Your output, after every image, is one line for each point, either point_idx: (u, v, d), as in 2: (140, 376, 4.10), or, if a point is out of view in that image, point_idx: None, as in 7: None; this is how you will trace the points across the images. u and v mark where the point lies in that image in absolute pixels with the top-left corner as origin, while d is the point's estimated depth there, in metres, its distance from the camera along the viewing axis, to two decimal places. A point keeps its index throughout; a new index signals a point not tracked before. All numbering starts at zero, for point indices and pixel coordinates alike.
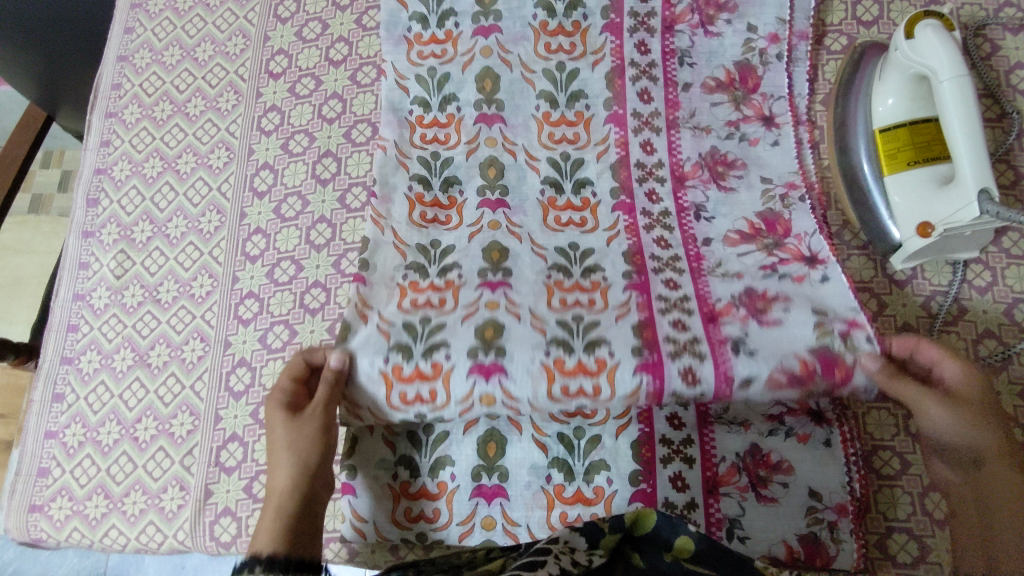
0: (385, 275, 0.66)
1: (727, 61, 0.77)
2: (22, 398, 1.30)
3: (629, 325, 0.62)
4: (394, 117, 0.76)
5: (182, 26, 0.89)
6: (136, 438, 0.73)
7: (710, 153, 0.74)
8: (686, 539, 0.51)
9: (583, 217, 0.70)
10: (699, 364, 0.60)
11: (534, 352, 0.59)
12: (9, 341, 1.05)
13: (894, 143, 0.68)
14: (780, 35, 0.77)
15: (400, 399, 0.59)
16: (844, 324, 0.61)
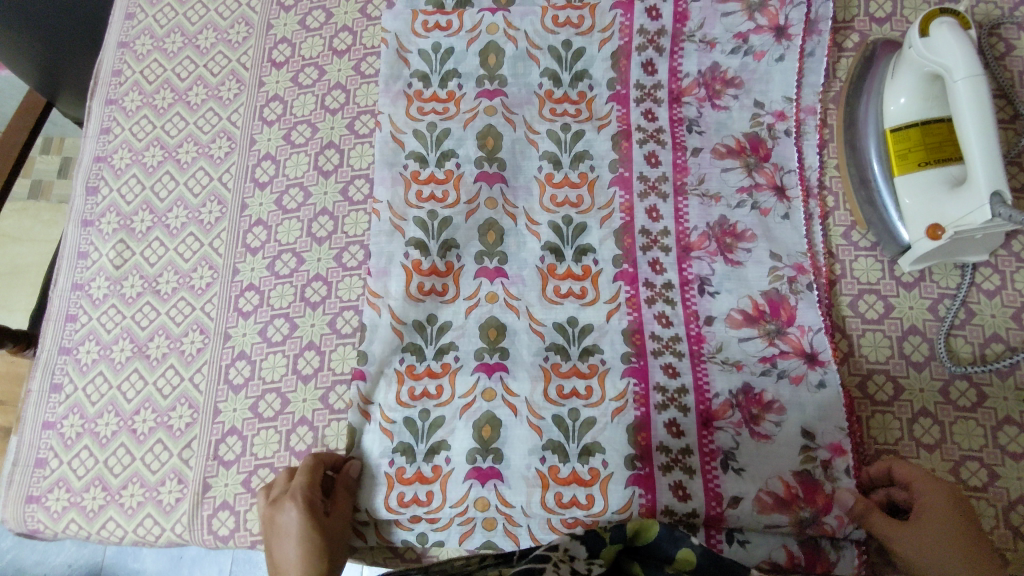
0: (382, 361, 0.69)
1: (736, 62, 0.77)
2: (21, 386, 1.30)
3: (624, 425, 0.66)
4: (390, 171, 0.75)
5: (184, 13, 0.87)
6: (135, 430, 0.72)
7: (719, 222, 0.72)
8: (687, 552, 0.51)
9: (583, 288, 0.71)
10: (690, 479, 0.64)
11: (530, 459, 0.66)
12: (6, 329, 1.05)
13: (905, 143, 0.67)
14: (788, 112, 0.75)
15: (398, 499, 0.65)
16: (829, 451, 0.64)
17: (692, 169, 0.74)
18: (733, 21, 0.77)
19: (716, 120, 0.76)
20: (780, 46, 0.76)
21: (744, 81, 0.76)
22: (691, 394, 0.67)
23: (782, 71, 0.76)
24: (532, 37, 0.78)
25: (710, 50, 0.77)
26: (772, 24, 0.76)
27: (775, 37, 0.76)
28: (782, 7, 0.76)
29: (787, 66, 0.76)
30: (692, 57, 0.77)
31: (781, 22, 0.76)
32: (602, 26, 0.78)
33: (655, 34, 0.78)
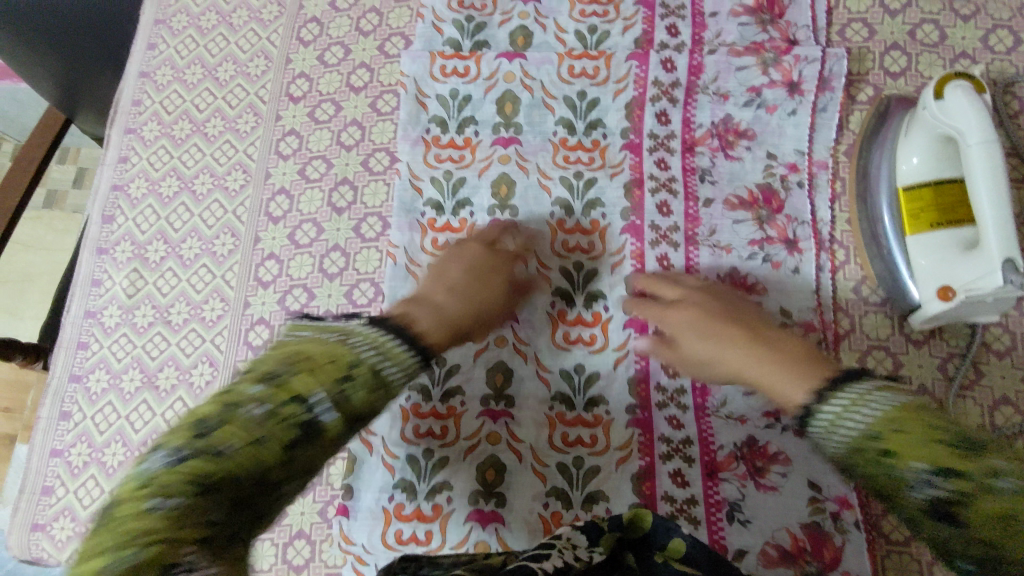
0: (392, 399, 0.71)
1: (749, 116, 0.77)
2: (28, 393, 1.31)
3: (628, 474, 0.68)
4: (405, 215, 0.76)
5: (205, 45, 0.89)
6: (141, 461, 0.73)
7: (729, 273, 0.73)
8: (680, 542, 0.46)
9: (592, 334, 0.73)
10: (694, 530, 0.65)
11: (533, 504, 0.68)
12: (17, 340, 1.05)
13: (918, 203, 0.67)
14: (801, 164, 0.76)
15: (395, 538, 0.67)
16: (835, 503, 0.65)
17: (704, 219, 0.75)
18: (746, 75, 0.78)
19: (728, 170, 0.76)
20: (792, 100, 0.77)
21: (756, 133, 0.77)
22: (696, 445, 0.68)
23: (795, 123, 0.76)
24: (548, 87, 0.80)
25: (723, 102, 0.78)
26: (786, 79, 0.77)
27: (788, 92, 0.77)
28: (798, 62, 0.77)
29: (801, 120, 0.77)
30: (705, 109, 0.78)
31: (795, 78, 0.77)
32: (617, 76, 0.79)
33: (668, 86, 0.79)
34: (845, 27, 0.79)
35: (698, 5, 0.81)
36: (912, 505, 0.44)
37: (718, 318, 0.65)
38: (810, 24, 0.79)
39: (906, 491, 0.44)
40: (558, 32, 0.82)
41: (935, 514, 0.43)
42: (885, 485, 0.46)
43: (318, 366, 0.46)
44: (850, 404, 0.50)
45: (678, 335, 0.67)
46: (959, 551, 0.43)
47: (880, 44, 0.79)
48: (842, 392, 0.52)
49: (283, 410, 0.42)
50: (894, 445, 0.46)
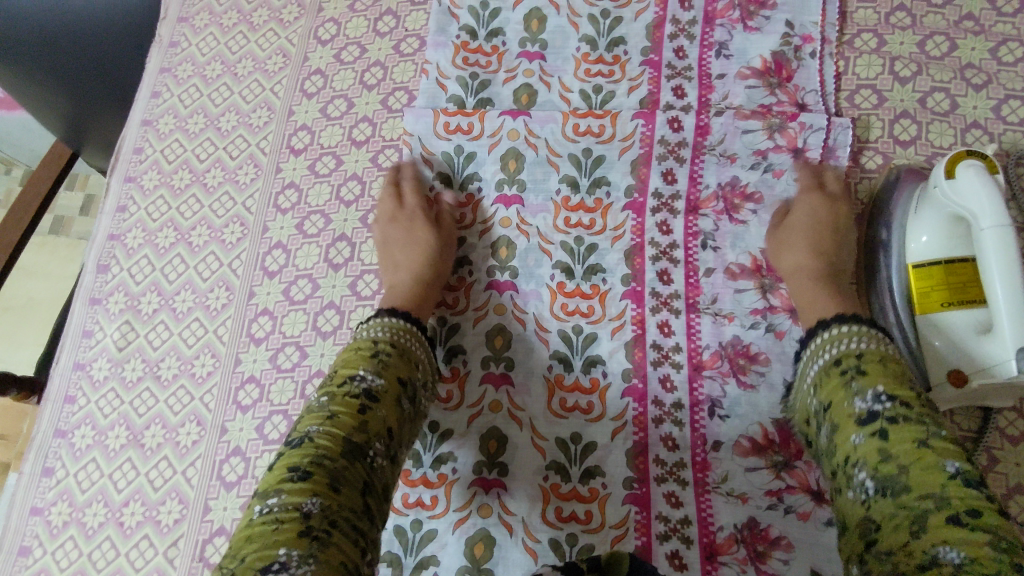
0: None
1: (756, 178, 0.76)
2: (23, 424, 1.29)
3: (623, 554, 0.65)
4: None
5: (208, 94, 0.88)
6: (122, 523, 0.71)
7: (732, 342, 0.71)
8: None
9: (590, 401, 0.71)
10: None
11: None
12: (12, 377, 1.04)
13: (928, 281, 0.65)
14: None
15: None
16: None
17: (705, 288, 0.73)
18: (752, 139, 0.76)
19: (732, 234, 0.75)
20: (798, 166, 0.75)
21: (763, 197, 0.75)
22: (695, 526, 0.66)
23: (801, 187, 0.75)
24: (552, 146, 0.78)
25: (729, 164, 0.76)
26: (791, 145, 0.76)
27: (794, 158, 0.75)
28: (803, 130, 0.76)
29: None
30: (712, 171, 0.76)
31: (800, 144, 0.76)
32: (622, 135, 0.78)
33: (674, 146, 0.77)
34: (855, 93, 0.78)
35: (705, 67, 0.80)
36: (849, 412, 0.55)
37: (829, 232, 0.71)
38: (818, 89, 0.78)
39: (850, 404, 0.55)
40: (562, 91, 0.81)
41: (865, 428, 0.53)
42: (841, 420, 0.55)
43: (336, 381, 0.57)
44: (835, 339, 0.60)
45: (780, 246, 0.72)
46: (874, 468, 0.51)
47: (890, 111, 0.77)
48: (835, 327, 0.61)
49: (325, 419, 0.54)
50: (868, 366, 0.56)
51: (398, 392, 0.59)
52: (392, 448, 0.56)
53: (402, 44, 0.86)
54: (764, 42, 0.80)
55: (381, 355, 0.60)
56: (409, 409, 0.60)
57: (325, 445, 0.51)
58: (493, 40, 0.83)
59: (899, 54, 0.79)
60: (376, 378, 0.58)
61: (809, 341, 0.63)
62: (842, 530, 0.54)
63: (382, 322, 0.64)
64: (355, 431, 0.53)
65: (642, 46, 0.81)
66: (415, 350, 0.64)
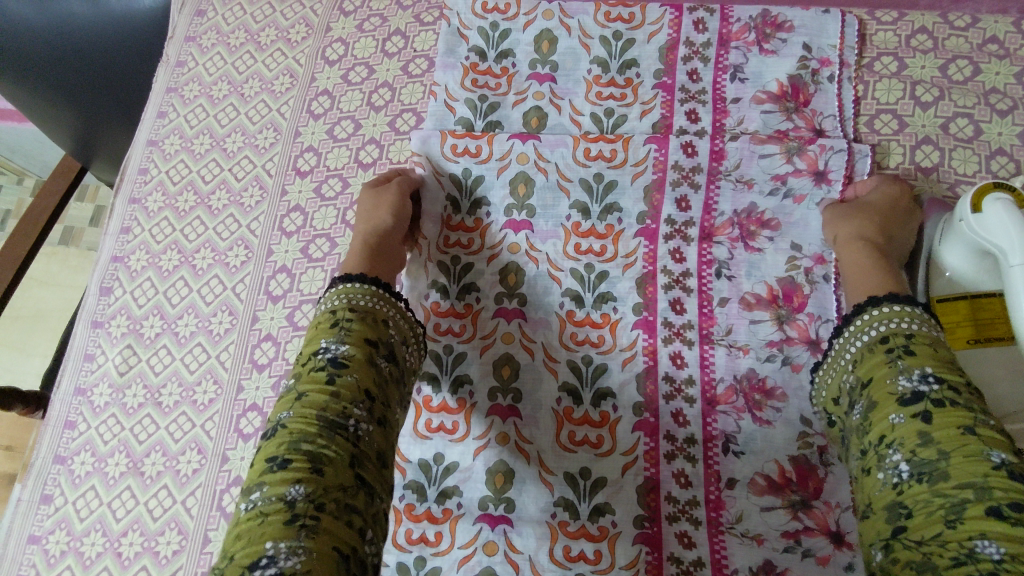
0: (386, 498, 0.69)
1: (775, 205, 0.73)
2: (31, 435, 1.29)
3: None
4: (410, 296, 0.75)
5: (214, 115, 0.88)
6: (120, 553, 0.69)
7: (747, 375, 0.69)
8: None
9: (600, 435, 0.69)
10: None
11: None
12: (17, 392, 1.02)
13: (952, 317, 0.63)
14: (828, 256, 0.71)
15: None
16: None
17: (720, 319, 0.71)
18: (769, 163, 0.73)
19: (747, 264, 0.72)
20: (820, 188, 0.73)
21: (780, 224, 0.73)
22: (708, 567, 0.64)
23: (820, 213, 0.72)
24: (563, 169, 0.76)
25: (747, 190, 0.74)
26: (812, 168, 0.73)
27: (815, 181, 0.73)
28: (824, 152, 0.73)
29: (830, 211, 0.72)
30: (728, 198, 0.74)
31: (821, 167, 0.73)
32: (635, 160, 0.75)
33: (689, 170, 0.75)
34: (874, 118, 0.76)
35: (720, 90, 0.78)
36: (891, 391, 0.50)
37: (896, 233, 0.67)
38: (836, 114, 0.76)
39: (893, 382, 0.50)
40: (573, 114, 0.79)
41: (908, 409, 0.48)
42: (881, 398, 0.50)
43: (303, 360, 0.54)
44: (883, 316, 0.55)
45: (841, 239, 0.68)
46: (911, 451, 0.47)
47: (911, 137, 0.75)
48: (885, 305, 0.55)
49: (295, 402, 0.51)
50: (916, 348, 0.51)
51: (369, 353, 0.55)
52: (374, 411, 0.52)
53: (410, 65, 0.85)
54: (781, 65, 0.78)
55: (343, 321, 0.56)
56: (387, 367, 0.56)
57: (299, 428, 0.49)
58: (502, 61, 0.82)
59: (920, 78, 0.77)
60: (341, 346, 0.54)
61: (846, 323, 0.58)
62: (863, 514, 0.50)
63: (342, 288, 0.59)
64: (326, 405, 0.50)
65: (655, 68, 0.80)
66: (381, 305, 0.59)
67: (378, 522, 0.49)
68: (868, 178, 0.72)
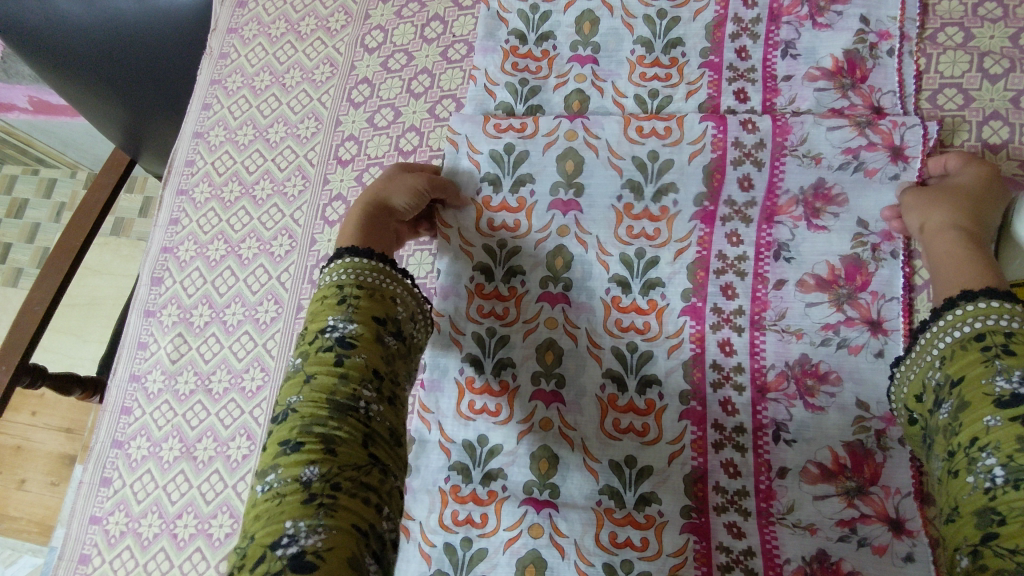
0: (428, 478, 0.69)
1: (846, 180, 0.69)
2: (89, 416, 1.34)
3: None
4: (452, 279, 0.74)
5: (258, 105, 0.89)
6: (175, 535, 0.72)
7: (799, 361, 0.67)
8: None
9: (645, 424, 0.68)
10: None
11: None
12: (75, 376, 1.05)
13: None
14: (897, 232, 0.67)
15: None
16: None
17: (774, 302, 0.69)
18: (840, 136, 0.70)
19: (816, 244, 0.69)
20: (895, 165, 0.68)
21: (848, 199, 0.69)
22: (759, 557, 0.62)
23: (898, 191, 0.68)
24: (614, 147, 0.74)
25: (815, 165, 0.70)
26: (887, 142, 0.69)
27: (891, 156, 0.68)
28: (896, 127, 0.69)
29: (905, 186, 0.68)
30: (795, 174, 0.71)
31: (896, 142, 0.68)
32: (691, 138, 0.73)
33: (751, 147, 0.72)
34: (937, 93, 0.72)
35: (770, 69, 0.75)
36: (987, 392, 0.47)
37: (989, 218, 0.61)
38: (897, 90, 0.72)
39: (989, 382, 0.47)
40: (616, 97, 0.77)
41: (1007, 411, 0.46)
42: (974, 398, 0.48)
43: (309, 341, 0.55)
44: (976, 313, 0.51)
45: (929, 228, 0.62)
46: (1007, 456, 0.44)
47: (978, 113, 0.71)
48: (981, 299, 0.51)
49: (305, 385, 0.51)
50: (1016, 347, 0.48)
51: (377, 331, 0.55)
52: (383, 390, 0.53)
53: (449, 50, 0.84)
54: (836, 40, 0.74)
55: (349, 298, 0.56)
56: (394, 345, 0.56)
57: (310, 412, 0.49)
58: (543, 44, 0.80)
59: (989, 49, 0.72)
60: (349, 325, 0.54)
61: (938, 315, 0.54)
62: (946, 517, 0.48)
63: (345, 262, 0.59)
64: (336, 388, 0.50)
65: (702, 47, 0.77)
66: (384, 281, 0.59)
67: (394, 499, 0.49)
68: (950, 156, 0.67)
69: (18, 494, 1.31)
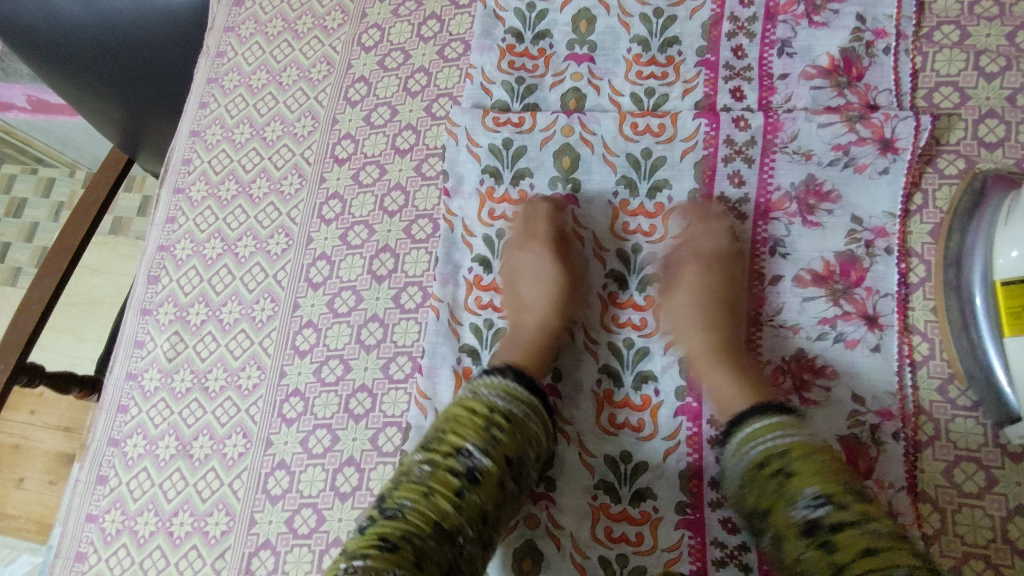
0: None
1: (834, 176, 0.70)
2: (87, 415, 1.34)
3: None
4: (452, 268, 0.75)
5: (254, 104, 0.89)
6: (172, 532, 0.72)
7: (796, 357, 0.68)
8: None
9: (641, 419, 0.68)
10: None
11: None
12: (72, 375, 1.05)
13: (1017, 300, 0.59)
14: (890, 229, 0.68)
15: None
16: None
17: (770, 298, 0.69)
18: (830, 132, 0.71)
19: (810, 240, 0.70)
20: (885, 158, 0.69)
21: (841, 194, 0.70)
22: (754, 553, 0.62)
23: (886, 185, 0.69)
24: (609, 144, 0.75)
25: (805, 162, 0.71)
26: (877, 136, 0.69)
27: (880, 150, 0.69)
28: (889, 120, 0.69)
29: (894, 179, 0.69)
30: (787, 170, 0.71)
31: (887, 135, 0.69)
32: (684, 135, 0.73)
33: (742, 146, 0.72)
34: (934, 91, 0.72)
35: (767, 66, 0.75)
36: (793, 521, 0.52)
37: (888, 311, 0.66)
38: (892, 88, 0.72)
39: (794, 509, 0.52)
40: (612, 94, 0.77)
41: (856, 517, 0.49)
42: (789, 526, 0.52)
43: (441, 450, 0.57)
44: (754, 437, 0.57)
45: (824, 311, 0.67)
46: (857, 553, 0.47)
47: (974, 111, 0.71)
48: (765, 413, 0.58)
49: (421, 495, 0.53)
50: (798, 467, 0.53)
51: (505, 475, 0.56)
52: (484, 533, 0.54)
53: (446, 48, 0.84)
54: (832, 38, 0.74)
55: (494, 428, 0.57)
56: (512, 487, 0.57)
57: (416, 523, 0.51)
58: (539, 42, 0.80)
59: (984, 48, 0.72)
60: (486, 457, 0.56)
61: (753, 414, 0.58)
62: None
63: (511, 388, 0.61)
64: (446, 514, 0.53)
65: (698, 46, 0.77)
66: (531, 419, 0.60)
67: None
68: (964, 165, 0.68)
69: (16, 493, 1.31)
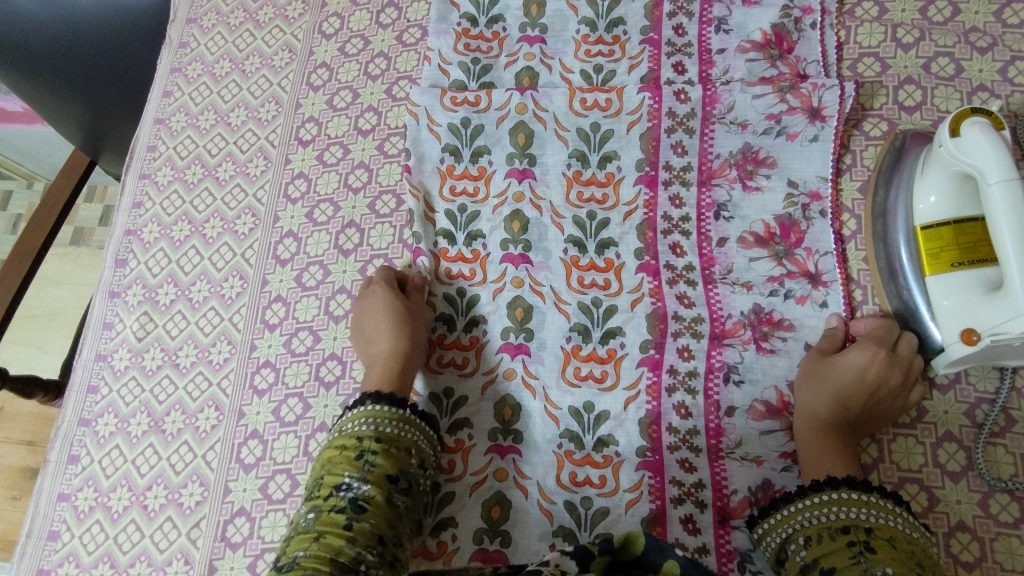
0: None
1: (770, 144, 0.75)
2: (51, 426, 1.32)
3: (639, 518, 0.66)
4: (417, 243, 0.77)
5: (217, 91, 0.91)
6: (146, 506, 0.73)
7: (753, 311, 0.71)
8: (673, 564, 0.44)
9: (604, 370, 0.71)
10: None
11: (539, 545, 0.66)
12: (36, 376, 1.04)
13: (936, 242, 0.65)
14: (824, 192, 0.73)
15: None
16: None
17: (719, 259, 0.74)
18: (763, 103, 0.76)
19: (751, 204, 0.74)
20: (814, 126, 0.74)
21: (777, 160, 0.75)
22: (708, 489, 0.66)
23: (816, 151, 0.74)
24: (560, 120, 0.79)
25: (742, 131, 0.76)
26: (806, 105, 0.74)
27: (809, 118, 0.74)
28: (816, 90, 0.74)
29: (825, 146, 0.74)
30: (725, 139, 0.76)
31: (815, 104, 0.74)
32: (630, 108, 0.78)
33: (683, 117, 0.77)
34: (857, 62, 0.78)
35: (705, 43, 0.81)
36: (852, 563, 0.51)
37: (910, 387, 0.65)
38: (820, 59, 0.78)
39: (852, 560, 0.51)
40: (563, 72, 0.82)
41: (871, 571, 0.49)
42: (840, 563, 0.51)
43: (321, 496, 0.55)
44: (838, 501, 0.56)
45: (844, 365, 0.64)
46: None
47: (894, 78, 0.77)
48: (845, 489, 0.57)
49: (313, 541, 0.50)
50: (876, 545, 0.51)
51: (388, 492, 0.57)
52: (386, 554, 0.52)
53: (404, 34, 0.88)
54: (764, 15, 0.80)
55: (367, 454, 0.58)
56: (400, 504, 0.57)
57: (313, 564, 0.47)
58: (493, 26, 0.84)
59: (901, 21, 0.79)
60: (363, 485, 0.55)
61: (802, 495, 0.59)
62: None
63: (366, 411, 0.63)
64: (342, 548, 0.49)
65: (642, 25, 0.82)
66: (389, 433, 0.62)
67: None
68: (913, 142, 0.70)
69: None
